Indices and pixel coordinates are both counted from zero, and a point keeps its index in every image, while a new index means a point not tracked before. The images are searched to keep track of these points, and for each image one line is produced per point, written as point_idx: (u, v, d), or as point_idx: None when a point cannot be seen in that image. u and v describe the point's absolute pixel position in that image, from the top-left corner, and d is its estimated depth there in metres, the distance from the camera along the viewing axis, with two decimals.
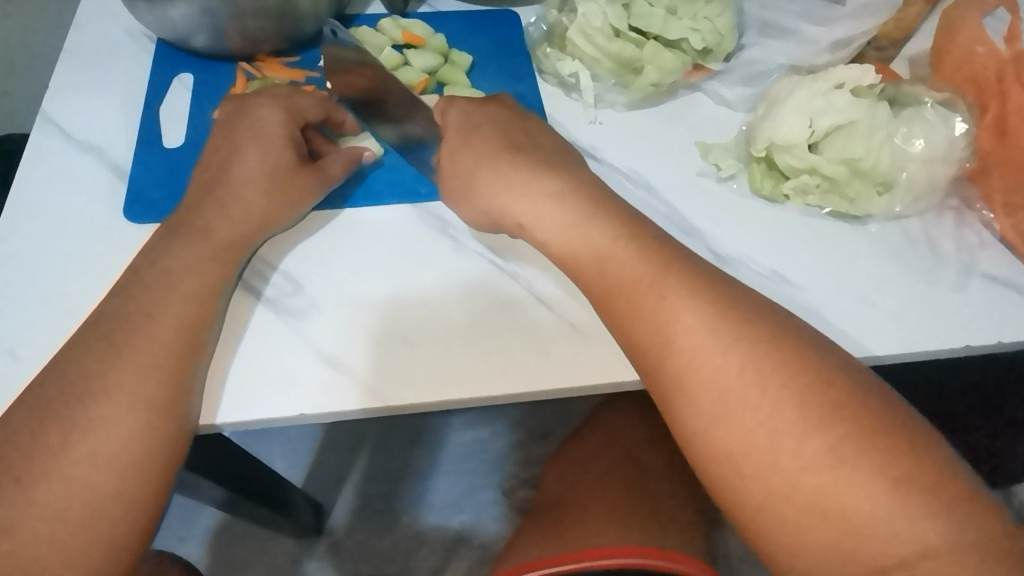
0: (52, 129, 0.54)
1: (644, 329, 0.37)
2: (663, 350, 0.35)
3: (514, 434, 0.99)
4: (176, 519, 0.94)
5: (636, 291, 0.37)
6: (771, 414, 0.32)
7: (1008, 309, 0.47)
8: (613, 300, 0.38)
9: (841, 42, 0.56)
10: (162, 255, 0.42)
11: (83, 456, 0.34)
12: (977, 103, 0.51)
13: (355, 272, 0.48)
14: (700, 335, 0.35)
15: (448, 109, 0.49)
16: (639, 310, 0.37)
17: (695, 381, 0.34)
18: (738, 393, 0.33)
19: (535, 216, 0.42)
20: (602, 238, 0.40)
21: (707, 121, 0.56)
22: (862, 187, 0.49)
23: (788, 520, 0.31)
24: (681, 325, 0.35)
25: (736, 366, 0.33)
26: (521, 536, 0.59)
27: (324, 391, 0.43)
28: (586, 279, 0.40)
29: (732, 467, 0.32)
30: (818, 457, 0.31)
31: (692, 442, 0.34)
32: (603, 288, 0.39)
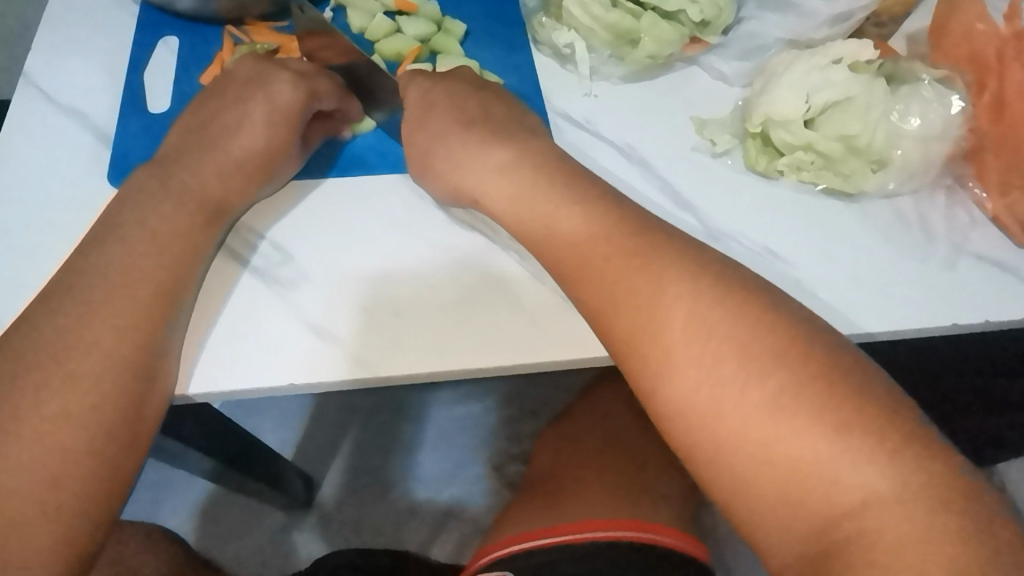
0: (33, 92, 0.53)
1: (621, 308, 0.35)
2: (643, 324, 0.34)
3: (504, 410, 1.00)
4: (166, 491, 0.95)
5: (616, 267, 0.37)
6: (753, 391, 0.31)
7: (996, 289, 0.48)
8: (593, 284, 0.37)
9: (841, 16, 0.55)
10: (153, 221, 0.42)
11: (70, 418, 0.35)
12: (976, 81, 0.50)
13: (343, 243, 0.48)
14: (687, 314, 0.33)
15: (408, 86, 0.48)
16: (619, 284, 0.36)
17: (672, 355, 0.33)
18: (714, 367, 0.32)
19: (513, 188, 0.42)
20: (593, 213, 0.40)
21: (703, 96, 0.56)
22: (857, 164, 0.49)
23: (760, 495, 0.30)
24: (662, 314, 0.34)
25: (723, 335, 0.33)
26: (510, 507, 0.60)
27: (314, 361, 0.43)
28: (558, 249, 0.39)
29: (704, 441, 0.32)
30: (806, 430, 0.30)
31: (669, 417, 0.33)
32: (581, 261, 0.38)
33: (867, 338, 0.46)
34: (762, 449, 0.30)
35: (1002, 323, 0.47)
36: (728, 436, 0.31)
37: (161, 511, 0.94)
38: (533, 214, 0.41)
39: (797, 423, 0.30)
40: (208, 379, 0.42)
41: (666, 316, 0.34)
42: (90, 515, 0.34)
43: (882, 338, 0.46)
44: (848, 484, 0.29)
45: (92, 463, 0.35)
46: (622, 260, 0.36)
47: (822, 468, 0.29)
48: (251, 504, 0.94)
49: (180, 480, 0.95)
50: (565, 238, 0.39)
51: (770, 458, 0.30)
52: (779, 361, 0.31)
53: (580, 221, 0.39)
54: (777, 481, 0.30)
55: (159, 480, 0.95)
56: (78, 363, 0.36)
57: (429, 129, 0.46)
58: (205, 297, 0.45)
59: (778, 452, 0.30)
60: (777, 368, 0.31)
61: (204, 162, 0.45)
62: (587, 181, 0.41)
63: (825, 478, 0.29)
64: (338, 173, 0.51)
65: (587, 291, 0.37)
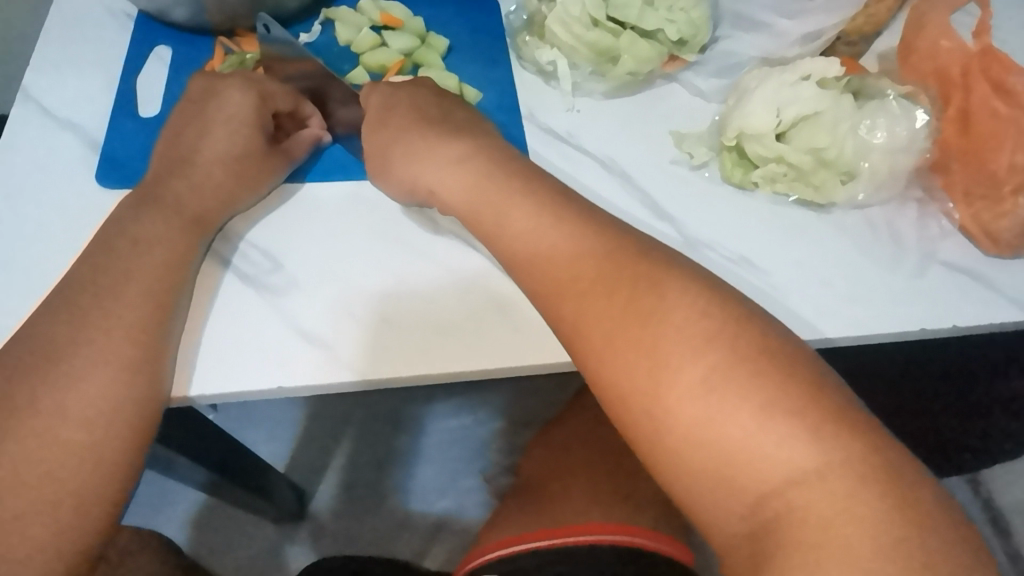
0: (33, 106, 0.55)
1: (584, 299, 0.36)
2: (613, 308, 0.35)
3: (496, 421, 1.01)
4: (157, 505, 0.95)
5: (588, 255, 0.37)
6: (710, 371, 0.31)
7: (963, 294, 0.49)
8: (553, 275, 0.38)
9: (812, 35, 0.58)
10: (149, 229, 0.44)
11: (76, 412, 0.36)
12: (940, 96, 0.54)
13: (329, 250, 0.49)
14: (654, 301, 0.34)
15: (370, 94, 0.50)
16: (590, 272, 0.37)
17: (637, 331, 0.34)
18: (679, 349, 0.32)
19: (483, 188, 0.43)
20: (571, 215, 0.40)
21: (681, 111, 0.57)
22: (827, 175, 0.50)
23: (710, 478, 0.30)
24: (624, 301, 0.35)
25: (686, 320, 0.33)
26: (498, 514, 0.61)
27: (303, 365, 0.44)
28: (525, 245, 0.40)
29: (657, 426, 0.32)
30: (754, 417, 0.30)
31: (627, 401, 0.33)
32: (550, 253, 0.39)
33: (843, 342, 0.48)
34: (708, 430, 0.31)
35: (971, 327, 0.48)
36: (673, 417, 0.31)
37: (153, 526, 0.94)
38: (497, 206, 0.42)
39: (765, 409, 0.30)
40: (201, 383, 0.43)
41: (629, 303, 0.35)
42: (93, 512, 0.35)
43: (855, 343, 0.48)
44: (798, 455, 0.29)
45: (95, 460, 0.36)
46: (588, 254, 0.37)
47: (757, 451, 0.30)
48: (242, 517, 0.95)
49: (173, 493, 0.96)
50: (543, 227, 0.40)
51: (712, 437, 0.31)
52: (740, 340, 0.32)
53: (546, 223, 0.40)
54: (708, 462, 0.31)
55: (152, 494, 0.95)
56: (83, 362, 0.38)
57: (398, 122, 0.48)
58: (195, 300, 0.46)
59: (740, 435, 0.30)
60: (744, 344, 0.32)
61: (202, 172, 0.47)
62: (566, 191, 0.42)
63: (783, 462, 0.29)
64: (319, 179, 0.53)
65: (557, 277, 0.38)
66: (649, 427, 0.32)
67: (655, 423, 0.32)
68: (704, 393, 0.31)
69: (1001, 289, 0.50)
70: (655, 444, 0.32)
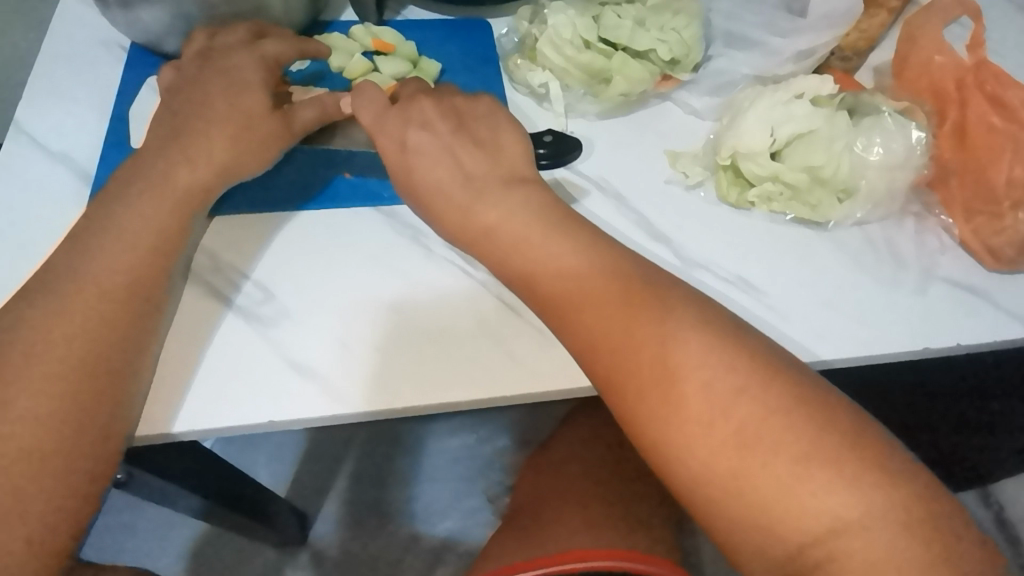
0: (24, 137, 0.55)
1: (617, 351, 0.36)
2: (636, 356, 0.35)
3: (499, 441, 1.00)
4: (156, 533, 0.94)
5: (610, 299, 0.38)
6: (741, 424, 0.32)
7: (964, 312, 0.48)
8: (586, 327, 0.38)
9: (804, 52, 0.57)
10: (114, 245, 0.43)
11: None
12: (937, 111, 0.53)
13: (324, 279, 0.48)
14: (686, 358, 0.34)
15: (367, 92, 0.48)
16: (613, 318, 0.37)
17: (664, 381, 0.34)
18: (706, 402, 0.33)
19: (501, 220, 0.42)
20: (585, 245, 0.40)
21: (675, 130, 0.57)
22: (824, 194, 0.50)
23: (751, 529, 0.31)
24: (658, 354, 0.35)
25: (719, 375, 0.33)
26: (495, 542, 0.60)
27: (298, 397, 0.44)
28: (549, 289, 0.40)
29: (693, 478, 0.32)
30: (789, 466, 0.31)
31: (655, 449, 0.34)
32: (575, 297, 0.39)
33: (839, 364, 0.47)
34: (754, 490, 0.31)
35: (974, 344, 0.47)
36: (719, 476, 0.32)
37: (152, 553, 0.93)
38: (508, 241, 0.42)
39: (797, 458, 0.31)
40: (188, 418, 0.43)
41: (659, 354, 0.35)
42: None
43: (854, 364, 0.47)
44: (833, 503, 0.30)
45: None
46: (618, 301, 0.37)
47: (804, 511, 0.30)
48: (242, 542, 0.94)
49: (173, 519, 0.95)
50: (569, 268, 0.40)
51: (756, 495, 0.31)
52: (754, 385, 0.33)
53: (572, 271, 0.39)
54: (753, 514, 0.31)
55: (152, 522, 0.94)
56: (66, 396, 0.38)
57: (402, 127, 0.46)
58: (196, 338, 0.45)
59: (774, 485, 0.31)
60: (761, 390, 0.33)
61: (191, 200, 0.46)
62: (566, 217, 0.42)
63: (819, 511, 0.30)
64: (307, 207, 0.52)
65: (582, 323, 0.38)
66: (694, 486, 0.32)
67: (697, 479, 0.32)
68: (752, 455, 0.32)
69: (1005, 305, 0.49)
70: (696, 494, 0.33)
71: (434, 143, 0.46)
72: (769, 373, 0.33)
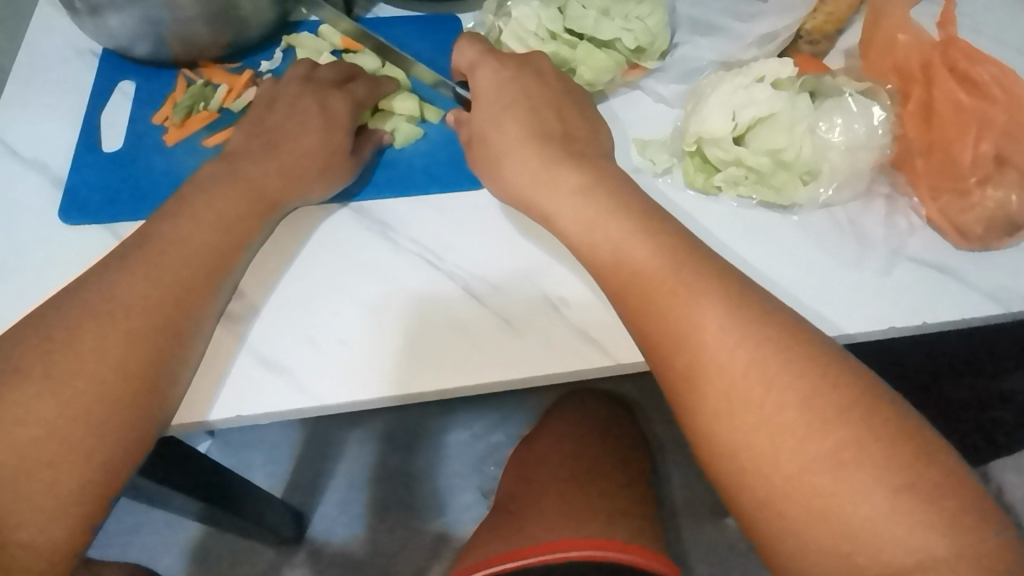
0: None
1: (656, 315, 0.39)
2: (679, 339, 0.38)
3: (492, 435, 1.00)
4: (154, 536, 0.95)
5: (652, 286, 0.40)
6: (775, 411, 0.34)
7: (932, 291, 0.49)
8: (626, 295, 0.41)
9: (767, 37, 0.56)
10: (184, 234, 0.43)
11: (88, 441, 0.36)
12: (901, 91, 0.54)
13: (297, 276, 0.49)
14: (721, 322, 0.37)
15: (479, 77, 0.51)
16: (656, 303, 0.39)
17: (707, 364, 0.36)
18: (742, 387, 0.35)
19: (562, 211, 0.45)
20: (621, 231, 0.42)
21: (639, 119, 0.57)
22: (787, 177, 0.50)
23: (785, 507, 0.33)
24: (691, 316, 0.38)
25: (751, 355, 0.36)
26: (476, 536, 0.61)
27: (268, 392, 0.44)
28: (608, 276, 0.42)
29: (736, 461, 0.35)
30: (810, 447, 0.33)
31: (704, 435, 0.36)
32: (621, 281, 0.41)
33: (856, 339, 0.48)
34: (750, 455, 0.34)
35: (940, 323, 0.48)
36: (732, 444, 0.35)
37: (151, 555, 0.94)
38: (593, 223, 0.44)
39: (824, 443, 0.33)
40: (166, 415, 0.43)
41: (695, 319, 0.38)
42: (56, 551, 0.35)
43: (869, 338, 0.48)
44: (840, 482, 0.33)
45: (72, 480, 0.35)
46: (662, 282, 0.39)
47: (807, 475, 0.33)
48: (240, 542, 0.95)
49: (171, 522, 0.95)
50: (638, 254, 0.41)
51: (765, 449, 0.34)
52: (787, 366, 0.35)
53: (618, 244, 0.42)
54: (800, 489, 0.33)
55: (149, 525, 0.95)
56: (97, 371, 0.37)
57: (491, 115, 0.49)
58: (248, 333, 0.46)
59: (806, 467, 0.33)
60: (803, 369, 0.35)
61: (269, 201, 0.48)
62: (615, 203, 0.44)
63: (828, 492, 0.32)
64: None
65: (633, 307, 0.40)
66: (713, 436, 0.36)
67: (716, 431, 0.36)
68: (772, 415, 0.34)
69: (972, 283, 0.49)
70: (703, 441, 0.36)
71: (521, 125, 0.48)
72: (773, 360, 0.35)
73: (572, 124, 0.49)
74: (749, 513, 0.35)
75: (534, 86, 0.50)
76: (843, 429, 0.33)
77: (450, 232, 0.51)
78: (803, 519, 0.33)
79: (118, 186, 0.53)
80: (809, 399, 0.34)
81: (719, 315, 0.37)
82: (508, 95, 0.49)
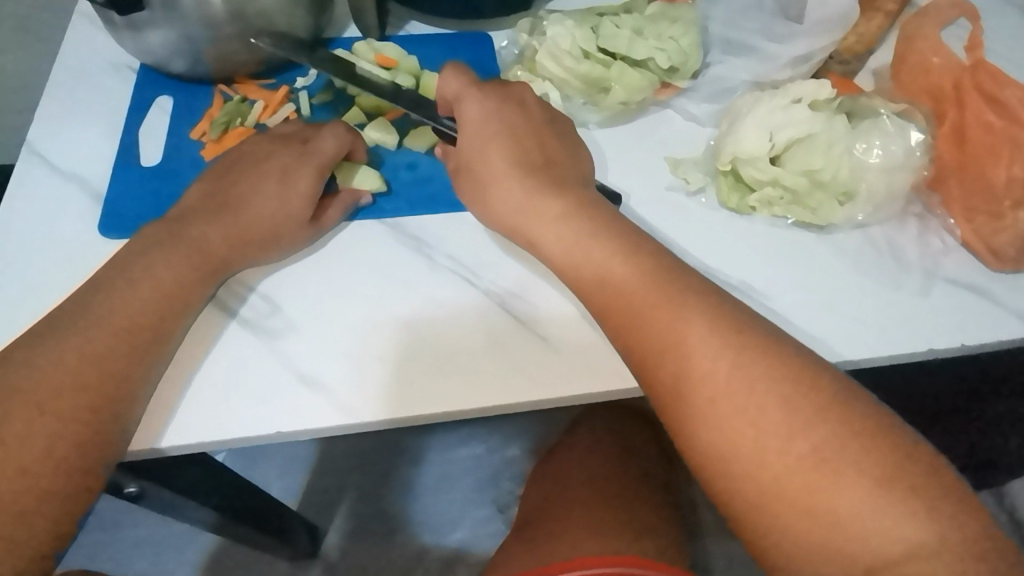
0: (36, 158, 0.56)
1: (643, 337, 0.38)
2: (684, 371, 0.37)
3: (508, 449, 1.00)
4: (169, 546, 0.94)
5: (651, 313, 0.39)
6: (793, 440, 0.33)
7: (969, 312, 0.48)
8: (614, 317, 0.40)
9: (801, 58, 0.57)
10: (164, 264, 0.45)
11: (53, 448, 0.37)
12: (934, 112, 0.54)
13: (334, 291, 0.49)
14: (717, 356, 0.36)
15: (468, 104, 0.50)
16: (657, 331, 0.38)
17: (710, 395, 0.36)
18: (755, 421, 0.34)
19: (548, 241, 0.44)
20: (610, 254, 0.42)
21: (674, 137, 0.57)
22: (824, 197, 0.51)
23: (808, 542, 0.32)
24: (695, 348, 0.37)
25: (757, 386, 0.35)
26: (503, 553, 0.60)
27: (305, 407, 0.44)
28: (601, 306, 0.41)
29: (763, 501, 0.33)
30: (855, 481, 0.32)
31: (722, 471, 0.34)
32: (614, 310, 0.40)
33: (859, 365, 0.47)
34: (783, 489, 0.33)
35: (979, 345, 0.47)
36: (760, 478, 0.33)
37: (166, 565, 0.93)
38: (581, 252, 0.43)
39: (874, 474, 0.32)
40: (197, 431, 0.43)
41: (689, 345, 0.37)
42: None
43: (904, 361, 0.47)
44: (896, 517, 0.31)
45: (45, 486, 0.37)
46: (659, 306, 0.39)
47: (822, 495, 0.32)
48: (255, 554, 0.94)
49: (187, 533, 0.95)
50: (629, 282, 0.40)
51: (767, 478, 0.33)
52: (830, 390, 0.35)
53: (608, 265, 0.41)
54: (811, 527, 0.32)
55: (164, 535, 0.95)
56: (65, 393, 0.39)
57: (482, 137, 0.48)
58: (278, 351, 0.46)
59: (837, 507, 0.32)
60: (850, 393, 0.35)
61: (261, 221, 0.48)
62: (614, 231, 0.43)
63: (869, 529, 0.31)
64: None
65: (631, 339, 0.39)
66: (710, 459, 0.35)
67: (713, 452, 0.35)
68: (791, 447, 0.33)
69: (1008, 305, 0.49)
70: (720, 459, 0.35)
71: (501, 149, 0.47)
72: (820, 384, 0.35)
73: (554, 153, 0.49)
74: (771, 555, 0.33)
75: (549, 114, 0.51)
76: (890, 453, 0.33)
77: (484, 249, 0.52)
78: (828, 544, 0.32)
79: (157, 201, 0.54)
80: (860, 425, 0.34)
81: (757, 333, 0.37)
82: (491, 124, 0.49)
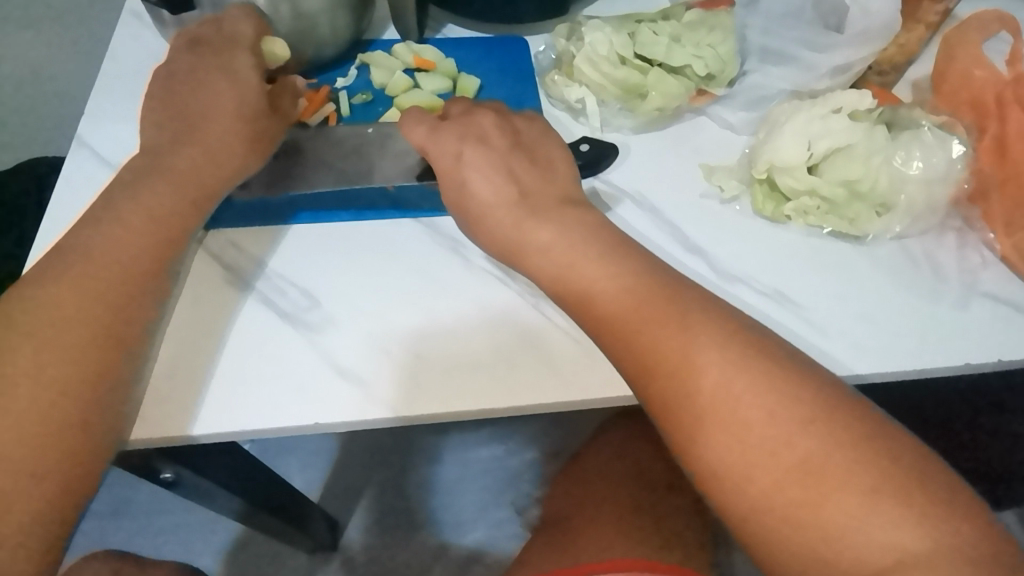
0: (86, 152, 0.58)
1: (653, 351, 0.38)
2: (687, 379, 0.36)
3: (527, 452, 1.00)
4: (194, 533, 0.96)
5: (661, 321, 0.38)
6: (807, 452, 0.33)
7: (1008, 327, 0.48)
8: (616, 323, 0.40)
9: (841, 67, 0.57)
10: (113, 249, 0.42)
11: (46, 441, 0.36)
12: (975, 125, 0.53)
13: (370, 287, 0.50)
14: (722, 366, 0.36)
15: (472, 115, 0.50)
16: (663, 339, 0.38)
17: (719, 405, 0.35)
18: (757, 434, 0.34)
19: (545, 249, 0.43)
20: (634, 258, 0.41)
21: (710, 145, 0.57)
22: (862, 208, 0.50)
23: (828, 558, 0.31)
24: (703, 357, 0.36)
25: (766, 397, 0.35)
26: (528, 551, 0.61)
27: (339, 399, 0.45)
28: (600, 314, 0.40)
29: (781, 514, 0.32)
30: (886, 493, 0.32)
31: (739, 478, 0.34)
32: (612, 314, 0.40)
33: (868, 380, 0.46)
34: (797, 503, 0.32)
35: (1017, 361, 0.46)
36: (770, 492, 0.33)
37: (190, 551, 0.95)
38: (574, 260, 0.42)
39: (908, 485, 0.32)
40: (231, 420, 0.44)
41: (696, 352, 0.36)
42: None
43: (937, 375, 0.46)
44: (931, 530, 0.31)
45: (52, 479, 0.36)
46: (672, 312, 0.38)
47: (848, 512, 0.31)
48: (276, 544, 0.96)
49: (211, 521, 0.97)
50: (631, 293, 0.40)
51: (783, 494, 0.33)
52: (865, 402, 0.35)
53: (615, 275, 0.41)
54: (821, 541, 0.31)
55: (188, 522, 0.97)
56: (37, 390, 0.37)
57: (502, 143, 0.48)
58: (313, 345, 0.47)
59: (846, 523, 0.31)
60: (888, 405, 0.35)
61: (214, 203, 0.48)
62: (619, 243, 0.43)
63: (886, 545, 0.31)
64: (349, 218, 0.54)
65: (632, 344, 0.38)
66: (721, 473, 0.34)
67: (720, 467, 0.34)
68: (804, 459, 0.33)
69: None
70: None
71: (486, 157, 0.47)
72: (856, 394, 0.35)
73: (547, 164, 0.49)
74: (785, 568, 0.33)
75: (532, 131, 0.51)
76: (927, 466, 0.33)
77: None
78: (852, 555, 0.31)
79: None
80: (896, 437, 0.34)
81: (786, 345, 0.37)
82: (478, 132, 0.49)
